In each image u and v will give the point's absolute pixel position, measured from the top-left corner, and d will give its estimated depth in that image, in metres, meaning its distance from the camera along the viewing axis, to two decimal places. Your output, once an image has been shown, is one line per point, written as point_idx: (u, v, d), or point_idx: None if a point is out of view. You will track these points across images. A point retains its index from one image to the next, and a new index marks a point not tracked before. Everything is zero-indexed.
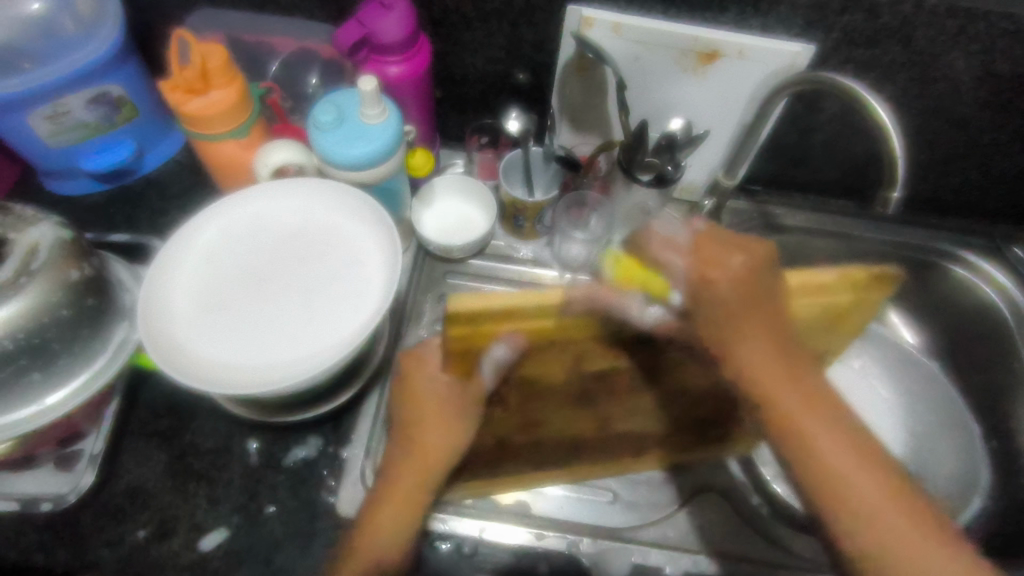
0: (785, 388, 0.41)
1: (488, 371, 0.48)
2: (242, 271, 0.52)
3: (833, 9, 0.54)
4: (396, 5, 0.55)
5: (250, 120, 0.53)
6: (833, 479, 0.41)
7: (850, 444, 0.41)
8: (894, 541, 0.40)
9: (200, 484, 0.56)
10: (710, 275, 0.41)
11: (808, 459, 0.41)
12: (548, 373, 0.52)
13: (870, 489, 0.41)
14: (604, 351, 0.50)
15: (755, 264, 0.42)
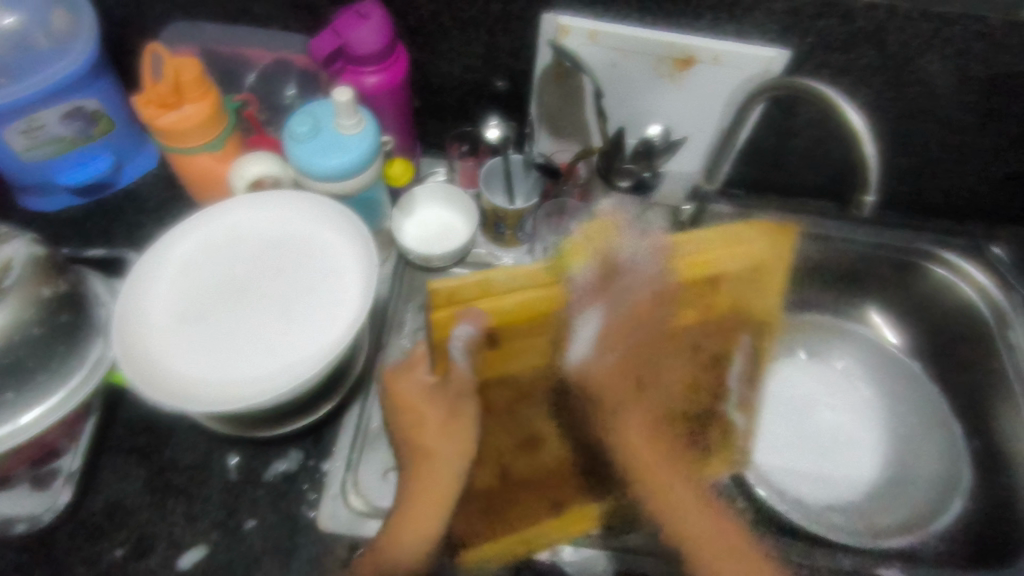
0: (631, 424, 0.52)
1: (461, 355, 0.49)
2: (219, 282, 0.51)
3: (807, 14, 0.55)
4: (372, 15, 0.55)
5: (224, 133, 0.53)
6: (659, 505, 0.50)
7: (675, 488, 0.51)
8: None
9: (178, 500, 0.55)
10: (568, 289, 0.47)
11: (645, 488, 0.51)
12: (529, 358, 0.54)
13: (694, 522, 0.50)
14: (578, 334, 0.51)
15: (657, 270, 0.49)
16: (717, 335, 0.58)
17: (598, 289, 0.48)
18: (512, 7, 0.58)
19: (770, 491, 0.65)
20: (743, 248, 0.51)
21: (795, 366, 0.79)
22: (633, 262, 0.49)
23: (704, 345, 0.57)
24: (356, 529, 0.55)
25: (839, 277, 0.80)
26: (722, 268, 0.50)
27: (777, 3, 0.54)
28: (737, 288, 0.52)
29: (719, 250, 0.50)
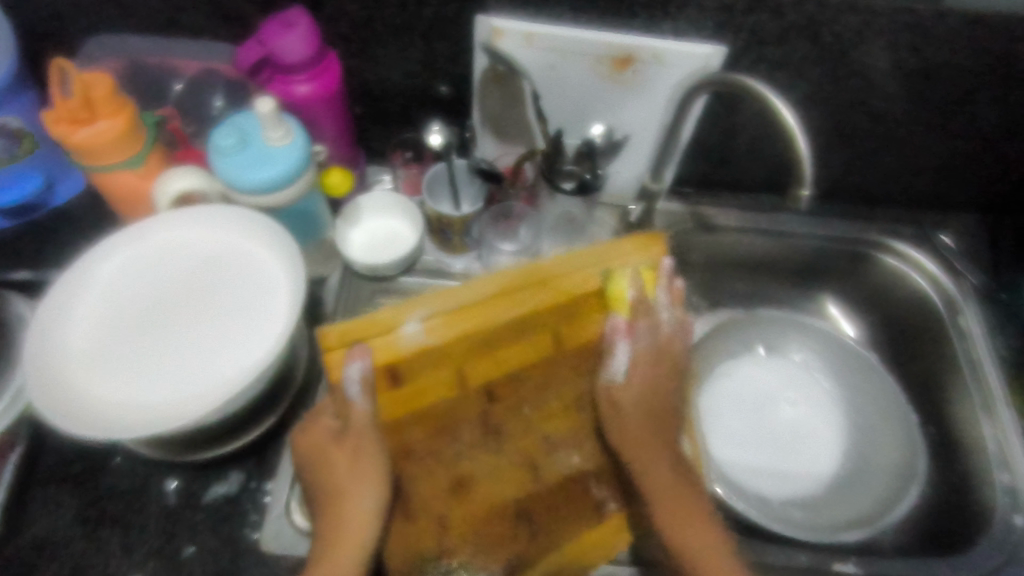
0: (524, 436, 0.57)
1: (358, 394, 0.49)
2: (142, 304, 0.49)
3: (740, 10, 0.54)
4: (297, 24, 0.54)
5: (145, 148, 0.51)
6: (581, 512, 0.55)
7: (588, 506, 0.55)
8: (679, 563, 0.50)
9: (113, 530, 0.53)
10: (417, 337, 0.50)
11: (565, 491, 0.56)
12: (442, 389, 0.54)
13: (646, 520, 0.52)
14: (486, 356, 0.54)
15: (527, 294, 0.52)
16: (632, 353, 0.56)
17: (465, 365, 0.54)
18: (444, 10, 0.57)
19: (728, 489, 0.65)
20: (621, 257, 0.54)
21: (747, 363, 0.78)
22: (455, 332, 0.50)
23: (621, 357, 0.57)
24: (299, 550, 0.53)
25: (793, 270, 0.80)
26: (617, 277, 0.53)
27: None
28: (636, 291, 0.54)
29: (608, 263, 0.53)
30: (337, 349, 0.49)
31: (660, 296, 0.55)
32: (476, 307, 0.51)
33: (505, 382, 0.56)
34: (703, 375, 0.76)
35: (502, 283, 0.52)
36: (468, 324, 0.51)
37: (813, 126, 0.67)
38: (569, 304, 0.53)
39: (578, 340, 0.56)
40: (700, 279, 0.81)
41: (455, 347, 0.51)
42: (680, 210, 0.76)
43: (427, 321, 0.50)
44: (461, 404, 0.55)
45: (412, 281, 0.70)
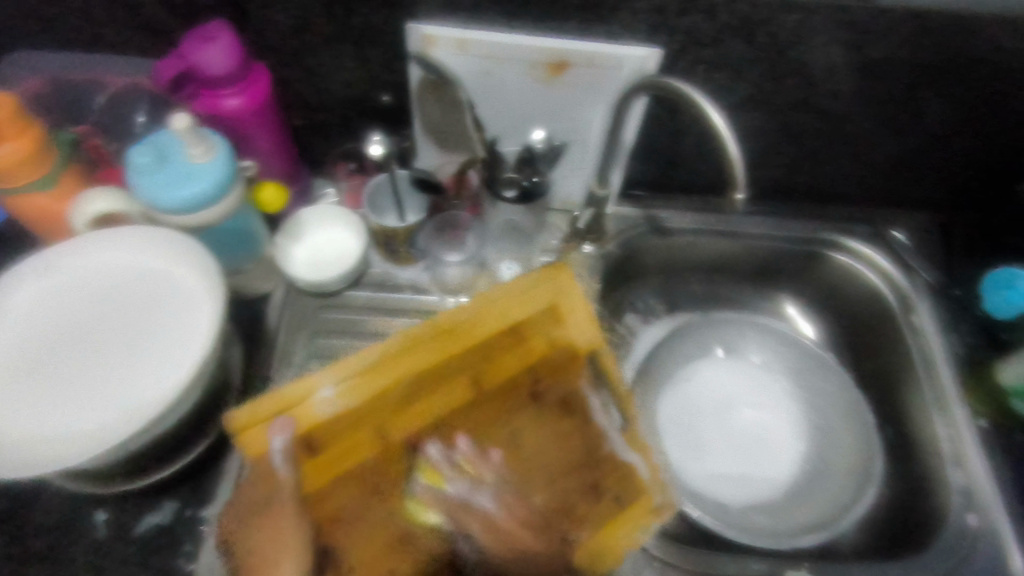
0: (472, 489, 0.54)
1: (282, 462, 0.48)
2: (58, 331, 0.47)
3: (673, 11, 0.54)
4: (220, 36, 0.52)
5: (56, 169, 0.49)
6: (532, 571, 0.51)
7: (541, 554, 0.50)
8: None
9: (41, 565, 0.51)
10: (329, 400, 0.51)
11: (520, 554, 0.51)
12: (363, 450, 0.53)
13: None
14: (404, 408, 0.55)
15: (431, 344, 0.54)
16: (553, 379, 0.59)
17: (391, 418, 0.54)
18: (373, 19, 0.55)
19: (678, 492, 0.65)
20: (528, 295, 0.57)
21: (706, 367, 0.77)
22: (365, 388, 0.52)
23: (541, 393, 0.59)
24: None
25: (749, 270, 0.80)
26: (520, 316, 0.57)
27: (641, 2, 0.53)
28: (539, 326, 0.58)
29: (510, 303, 0.56)
30: (251, 427, 0.49)
31: (571, 322, 0.58)
32: (387, 363, 0.53)
33: (430, 433, 0.55)
34: (659, 380, 0.75)
35: (410, 337, 0.54)
36: (378, 380, 0.53)
37: (760, 127, 0.66)
38: (483, 345, 0.56)
39: (496, 377, 0.57)
40: (656, 281, 0.81)
41: (370, 405, 0.53)
42: (634, 213, 0.75)
43: (337, 384, 0.52)
44: (385, 462, 0.54)
45: (358, 295, 0.68)
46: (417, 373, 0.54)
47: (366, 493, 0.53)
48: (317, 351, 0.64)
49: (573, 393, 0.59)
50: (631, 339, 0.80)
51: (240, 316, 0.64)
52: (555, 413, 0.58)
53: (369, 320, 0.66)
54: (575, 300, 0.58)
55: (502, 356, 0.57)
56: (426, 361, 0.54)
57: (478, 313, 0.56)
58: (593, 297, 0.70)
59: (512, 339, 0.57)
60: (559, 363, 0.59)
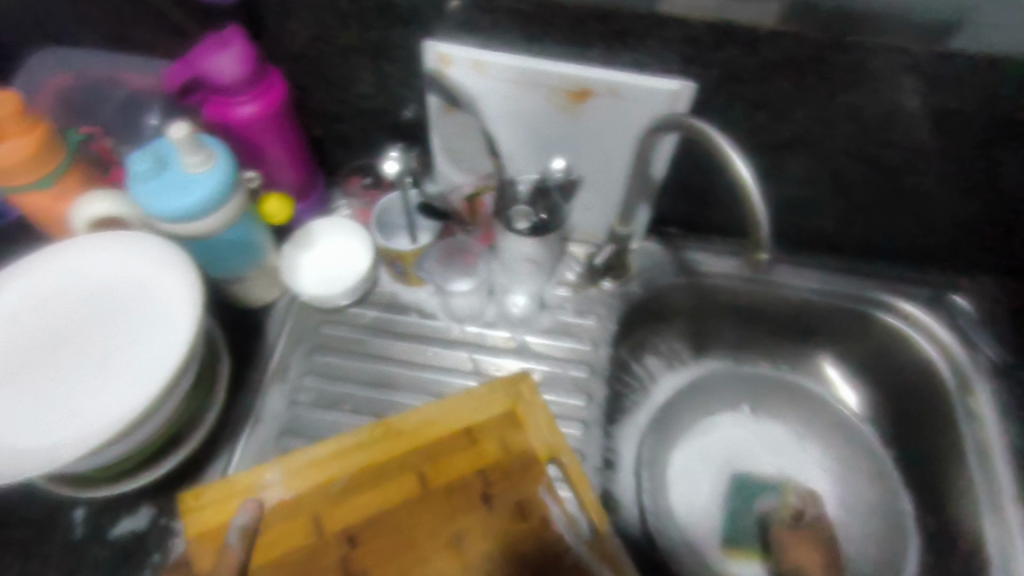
0: None
1: (234, 540, 0.46)
2: (38, 334, 0.47)
3: (708, 44, 0.49)
4: (233, 43, 0.51)
5: (58, 169, 0.49)
6: None
7: None
8: None
9: (17, 557, 0.52)
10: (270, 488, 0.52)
11: None
12: (295, 537, 0.50)
13: None
14: (342, 501, 0.52)
15: (374, 443, 0.55)
16: (505, 485, 0.53)
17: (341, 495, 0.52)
18: (390, 34, 0.53)
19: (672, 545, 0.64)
20: (483, 403, 0.57)
21: (725, 426, 0.71)
22: (310, 477, 0.53)
23: (495, 496, 0.53)
24: None
25: (789, 323, 0.72)
26: (474, 420, 0.56)
27: (674, 30, 0.48)
28: (491, 429, 0.56)
29: (462, 409, 0.57)
30: (192, 504, 0.51)
31: (531, 427, 0.56)
32: (333, 456, 0.54)
33: (367, 526, 0.51)
34: (672, 432, 0.70)
35: (358, 438, 0.55)
36: (319, 473, 0.53)
37: (805, 173, 0.60)
38: (431, 445, 0.55)
39: (444, 477, 0.53)
40: (684, 323, 0.73)
41: (310, 496, 0.52)
42: (660, 252, 0.70)
43: (279, 474, 0.53)
44: (317, 554, 0.50)
45: (365, 313, 0.67)
46: (358, 470, 0.53)
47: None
48: (312, 367, 0.63)
49: (528, 501, 0.53)
50: (650, 383, 0.73)
51: (240, 324, 0.64)
52: (508, 520, 0.52)
53: (369, 341, 0.65)
54: (535, 407, 0.57)
55: (452, 456, 0.54)
56: (370, 459, 0.54)
57: (429, 418, 0.56)
58: (608, 339, 0.66)
59: (462, 441, 0.55)
60: (515, 469, 0.54)
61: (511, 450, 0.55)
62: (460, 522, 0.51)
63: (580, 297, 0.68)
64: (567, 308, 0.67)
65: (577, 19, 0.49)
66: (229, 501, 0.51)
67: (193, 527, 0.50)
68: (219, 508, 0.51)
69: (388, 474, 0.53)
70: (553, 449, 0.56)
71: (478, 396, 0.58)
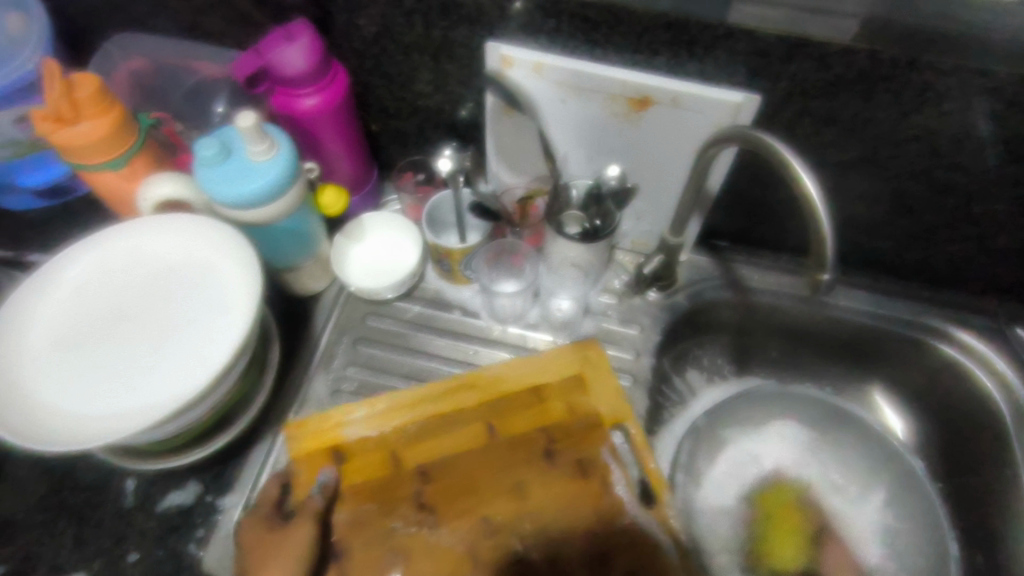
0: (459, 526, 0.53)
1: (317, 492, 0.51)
2: (105, 306, 0.49)
3: (778, 56, 0.48)
4: (301, 37, 0.52)
5: (130, 152, 0.50)
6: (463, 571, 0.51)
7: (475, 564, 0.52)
8: None
9: (70, 522, 0.55)
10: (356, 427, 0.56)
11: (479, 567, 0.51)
12: (378, 467, 0.55)
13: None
14: (420, 441, 0.56)
15: (452, 392, 0.58)
16: (567, 444, 0.56)
17: (414, 440, 0.56)
18: (453, 33, 0.54)
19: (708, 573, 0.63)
20: (551, 365, 0.60)
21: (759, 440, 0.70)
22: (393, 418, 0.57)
23: (556, 452, 0.55)
24: None
25: (839, 344, 0.70)
26: (542, 381, 0.59)
27: (743, 42, 0.48)
28: (559, 389, 0.59)
29: (532, 369, 0.60)
30: (294, 432, 0.56)
31: (594, 393, 0.59)
32: (410, 403, 0.58)
33: (440, 464, 0.55)
34: (710, 445, 0.69)
35: (435, 388, 0.59)
36: (402, 414, 0.57)
37: (867, 193, 0.59)
38: (503, 400, 0.58)
39: (510, 429, 0.57)
40: (728, 339, 0.73)
41: (392, 435, 0.56)
42: (709, 265, 0.69)
43: (365, 413, 0.57)
44: (396, 483, 0.54)
45: (409, 308, 0.67)
46: (436, 415, 0.57)
47: (375, 503, 0.53)
48: (355, 358, 0.64)
49: (588, 462, 0.55)
50: (688, 397, 0.73)
51: (289, 310, 0.65)
52: (568, 476, 0.55)
53: (413, 335, 0.66)
54: (602, 375, 0.60)
55: (519, 412, 0.58)
56: (446, 406, 0.58)
57: (501, 375, 0.59)
58: (650, 349, 0.66)
59: (529, 398, 0.58)
60: (576, 430, 0.57)
61: (575, 409, 0.58)
62: (526, 467, 0.55)
63: (624, 306, 0.67)
64: (611, 316, 0.67)
65: (643, 26, 0.49)
66: (320, 437, 0.56)
67: (292, 452, 0.55)
68: (317, 437, 0.56)
69: (461, 419, 0.57)
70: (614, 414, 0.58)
71: (544, 358, 0.60)
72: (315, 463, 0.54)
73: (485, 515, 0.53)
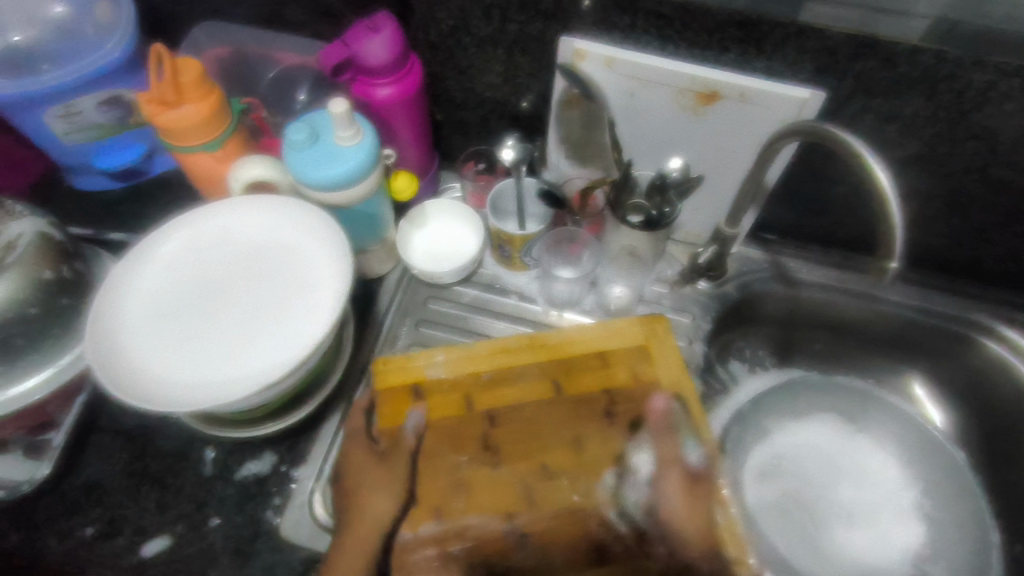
0: (518, 467, 0.56)
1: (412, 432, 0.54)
2: (197, 282, 0.52)
3: (845, 55, 0.50)
4: (385, 28, 0.55)
5: (224, 134, 0.53)
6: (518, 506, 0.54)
7: (532, 500, 0.54)
8: (558, 554, 0.53)
9: (152, 487, 0.57)
10: (437, 374, 0.61)
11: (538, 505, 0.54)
12: (453, 409, 0.59)
13: (539, 523, 0.54)
14: (491, 389, 0.61)
15: (524, 347, 0.63)
16: (627, 407, 0.60)
17: (485, 395, 0.60)
18: (528, 27, 0.56)
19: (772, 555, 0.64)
20: (619, 333, 0.65)
21: (803, 437, 0.72)
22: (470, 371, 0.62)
23: (618, 413, 0.59)
24: (315, 543, 0.55)
25: (883, 338, 0.73)
26: (609, 348, 0.63)
27: (813, 41, 0.50)
28: (623, 355, 0.63)
29: (599, 335, 0.65)
30: (381, 369, 0.61)
31: (658, 362, 0.63)
32: (486, 354, 0.63)
33: (507, 410, 0.59)
34: (757, 431, 0.71)
35: (509, 343, 0.64)
36: (478, 364, 0.62)
37: (920, 189, 0.61)
38: (570, 360, 0.63)
39: (575, 387, 0.61)
40: (773, 331, 0.76)
41: (467, 381, 0.61)
42: (759, 257, 0.71)
43: (444, 361, 0.62)
44: (466, 424, 0.58)
45: (466, 292, 0.70)
46: (507, 367, 0.62)
47: (449, 442, 0.57)
48: (418, 339, 0.67)
49: (646, 424, 0.58)
50: (732, 385, 0.75)
51: (353, 292, 0.68)
52: (627, 435, 0.58)
53: (471, 318, 0.68)
54: (666, 348, 0.64)
55: (584, 372, 0.62)
56: (519, 359, 0.63)
57: (570, 337, 0.64)
58: (702, 337, 0.68)
59: (596, 361, 0.63)
60: (637, 396, 0.60)
61: (639, 374, 0.62)
62: (586, 421, 0.58)
63: (676, 295, 0.70)
64: (664, 304, 0.69)
65: (716, 24, 0.51)
66: (405, 375, 0.61)
67: (377, 386, 0.60)
68: (401, 375, 0.61)
69: (530, 371, 0.62)
70: (676, 385, 0.62)
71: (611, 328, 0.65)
72: (398, 400, 0.60)
73: (544, 461, 0.56)
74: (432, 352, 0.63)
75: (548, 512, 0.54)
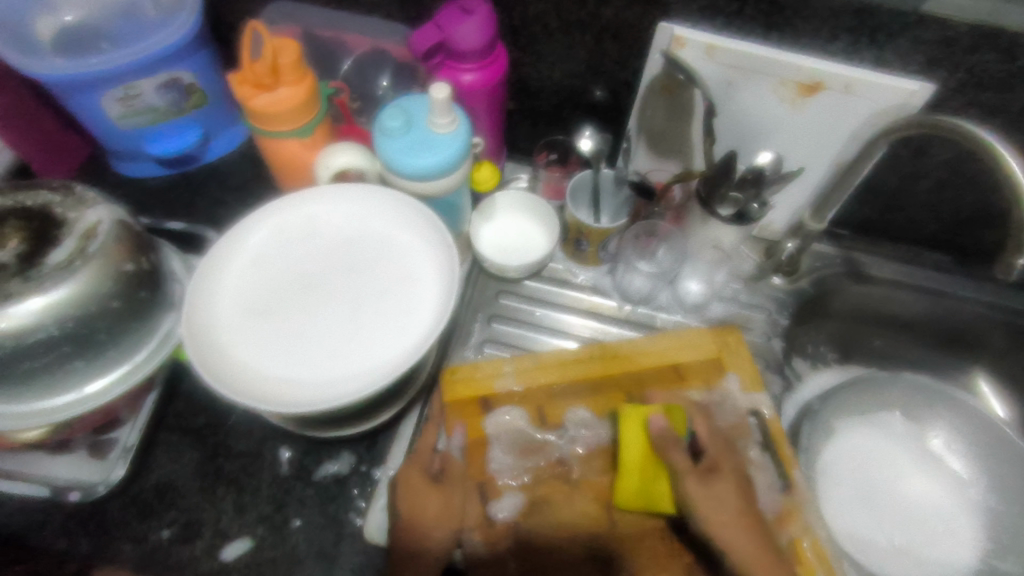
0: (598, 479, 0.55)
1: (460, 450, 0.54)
2: (290, 275, 0.49)
3: (962, 47, 0.49)
4: (478, 11, 0.52)
5: (314, 121, 0.52)
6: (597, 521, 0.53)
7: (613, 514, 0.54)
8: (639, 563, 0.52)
9: (228, 488, 0.55)
10: (503, 387, 0.56)
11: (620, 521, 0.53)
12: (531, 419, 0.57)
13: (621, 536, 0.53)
14: (563, 400, 0.58)
15: (595, 357, 0.58)
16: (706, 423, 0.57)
17: (573, 398, 0.58)
18: (625, 13, 0.54)
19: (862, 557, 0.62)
20: (692, 344, 0.59)
21: (867, 437, 0.69)
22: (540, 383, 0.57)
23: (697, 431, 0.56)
24: None
25: (951, 335, 0.72)
26: (684, 361, 0.59)
27: (931, 31, 0.48)
28: (699, 368, 0.58)
29: (670, 344, 0.59)
30: (448, 379, 0.57)
31: (735, 376, 0.58)
32: (558, 364, 0.58)
33: (579, 425, 0.57)
34: (824, 430, 0.68)
35: (579, 353, 0.58)
36: (548, 375, 0.57)
37: None
38: (642, 373, 0.58)
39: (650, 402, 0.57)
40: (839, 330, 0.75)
41: (538, 394, 0.57)
42: (832, 252, 0.70)
43: (511, 372, 0.57)
44: (541, 437, 0.56)
45: (537, 286, 0.68)
46: (577, 380, 0.57)
47: (530, 459, 0.56)
48: (491, 335, 0.65)
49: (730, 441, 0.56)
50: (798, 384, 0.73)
51: None
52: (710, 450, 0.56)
53: (544, 314, 0.66)
54: (742, 359, 0.59)
55: (659, 386, 0.58)
56: (591, 368, 0.57)
57: (644, 348, 0.59)
58: (778, 333, 0.69)
59: (670, 374, 0.58)
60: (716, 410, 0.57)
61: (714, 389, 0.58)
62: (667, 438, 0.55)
63: (750, 291, 0.70)
64: (738, 299, 0.69)
65: (830, 13, 0.49)
66: (473, 385, 0.56)
67: (444, 397, 0.56)
68: (468, 386, 0.56)
69: (602, 383, 0.58)
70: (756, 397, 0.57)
71: (683, 339, 0.60)
72: (470, 411, 0.56)
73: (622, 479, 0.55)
74: (495, 360, 0.58)
75: (628, 523, 0.53)
